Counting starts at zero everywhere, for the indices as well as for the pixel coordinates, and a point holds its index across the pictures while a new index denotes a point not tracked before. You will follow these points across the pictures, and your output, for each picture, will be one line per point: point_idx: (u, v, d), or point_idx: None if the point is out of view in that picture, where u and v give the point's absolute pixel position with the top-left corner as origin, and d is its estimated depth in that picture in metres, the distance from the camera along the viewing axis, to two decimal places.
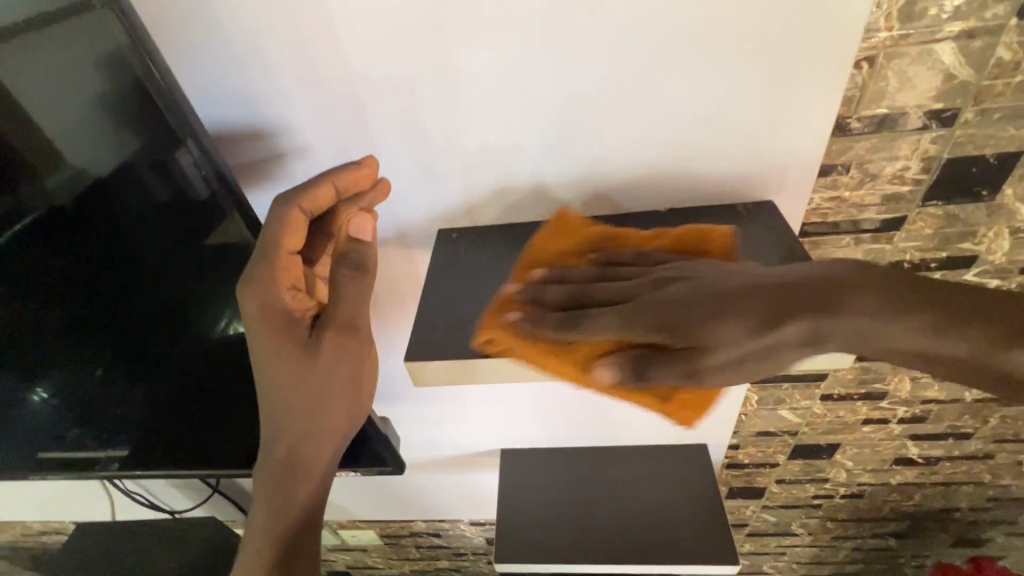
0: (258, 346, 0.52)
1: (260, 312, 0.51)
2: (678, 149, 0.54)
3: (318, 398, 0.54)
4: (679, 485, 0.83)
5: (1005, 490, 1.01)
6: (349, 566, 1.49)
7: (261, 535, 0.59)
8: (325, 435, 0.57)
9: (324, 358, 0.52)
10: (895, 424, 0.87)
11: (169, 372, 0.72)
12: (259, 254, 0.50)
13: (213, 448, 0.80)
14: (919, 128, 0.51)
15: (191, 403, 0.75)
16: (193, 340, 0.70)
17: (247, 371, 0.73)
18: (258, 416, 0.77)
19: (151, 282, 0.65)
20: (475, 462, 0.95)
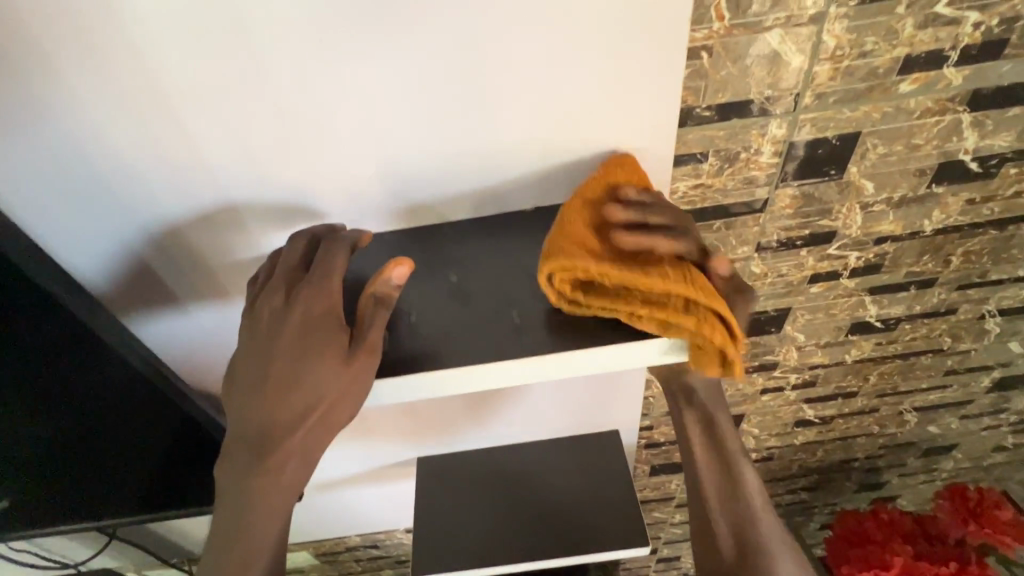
0: (268, 347, 0.48)
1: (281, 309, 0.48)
2: (533, 146, 0.52)
3: (307, 410, 0.47)
4: (596, 473, 0.83)
5: (893, 437, 1.10)
6: None
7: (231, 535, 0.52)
8: (313, 442, 0.49)
9: (336, 374, 0.46)
10: (790, 390, 0.92)
11: (20, 436, 0.63)
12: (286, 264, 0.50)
13: (95, 502, 0.73)
14: (765, 114, 0.52)
15: (55, 460, 0.67)
16: (44, 399, 0.60)
17: (120, 417, 0.65)
18: (143, 458, 0.70)
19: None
20: (395, 473, 0.93)
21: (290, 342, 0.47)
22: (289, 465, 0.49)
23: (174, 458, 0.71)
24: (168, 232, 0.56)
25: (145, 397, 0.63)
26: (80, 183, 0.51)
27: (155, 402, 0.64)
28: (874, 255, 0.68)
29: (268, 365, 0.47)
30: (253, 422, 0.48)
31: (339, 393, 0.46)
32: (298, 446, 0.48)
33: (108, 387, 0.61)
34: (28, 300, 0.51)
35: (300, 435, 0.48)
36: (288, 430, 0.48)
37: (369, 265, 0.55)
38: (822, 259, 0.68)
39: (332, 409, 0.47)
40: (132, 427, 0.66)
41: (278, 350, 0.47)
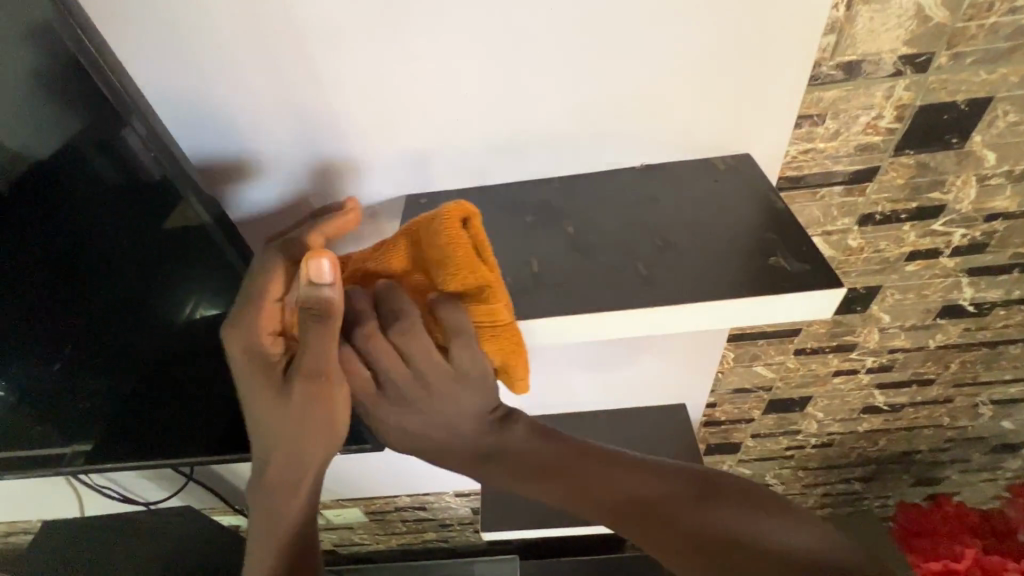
0: (248, 396, 0.49)
1: (244, 358, 0.47)
2: (654, 103, 0.50)
3: (300, 439, 0.49)
4: (663, 443, 0.84)
5: (962, 431, 1.06)
6: (335, 544, 1.49)
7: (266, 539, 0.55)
8: (319, 461, 0.52)
9: (308, 407, 0.47)
10: (864, 374, 0.89)
11: (141, 357, 0.69)
12: (244, 300, 0.47)
13: (185, 439, 0.77)
14: (894, 75, 0.50)
15: (166, 386, 0.72)
16: (169, 320, 0.66)
17: (227, 347, 0.69)
18: (233, 399, 0.73)
19: (116, 266, 0.61)
20: None
21: (253, 378, 0.48)
22: (304, 483, 0.53)
23: None
24: (269, 162, 0.55)
25: None
26: (208, 120, 0.52)
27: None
28: (980, 233, 0.65)
29: (253, 410, 0.49)
30: (262, 452, 0.51)
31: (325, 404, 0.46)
32: (307, 465, 0.51)
33: (222, 313, 0.65)
34: (166, 220, 0.57)
35: (301, 459, 0.51)
36: (295, 447, 0.50)
37: None
38: (925, 235, 0.65)
39: (324, 437, 0.50)
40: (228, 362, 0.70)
41: (254, 396, 0.48)
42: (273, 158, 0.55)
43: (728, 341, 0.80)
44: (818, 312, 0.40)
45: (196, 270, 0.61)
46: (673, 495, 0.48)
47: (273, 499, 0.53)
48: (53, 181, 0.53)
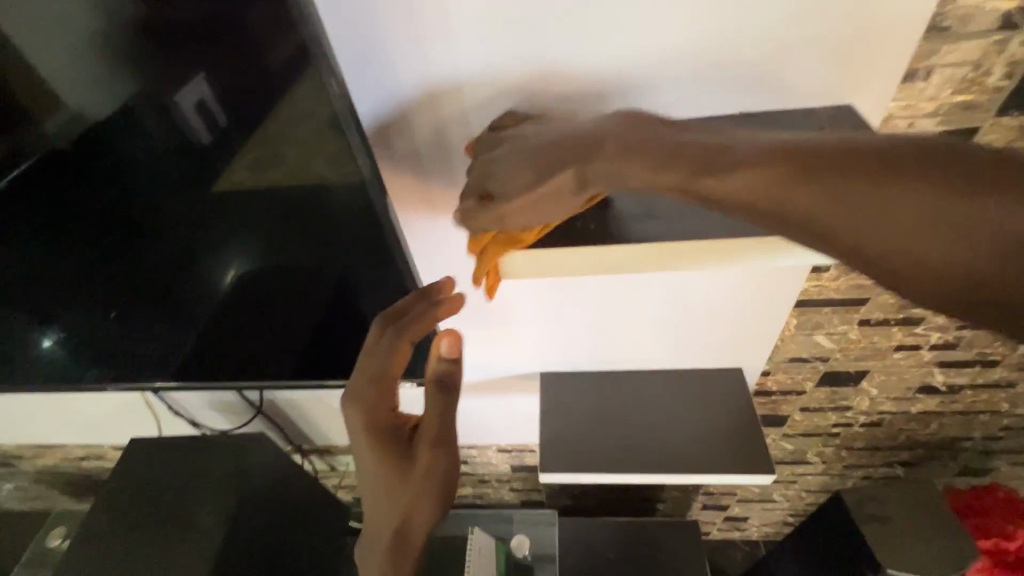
0: (367, 457, 0.63)
1: (369, 424, 0.63)
2: (770, 44, 0.51)
3: (411, 501, 0.62)
4: (717, 405, 0.86)
5: (1020, 418, 1.05)
6: None
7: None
8: (428, 519, 0.63)
9: (423, 464, 0.62)
10: (927, 350, 0.89)
11: (231, 293, 0.72)
12: (372, 378, 0.62)
13: (259, 371, 0.82)
14: (1010, 29, 0.50)
15: (251, 322, 0.76)
16: (259, 260, 0.69)
17: (311, 290, 0.71)
18: (293, 343, 0.78)
19: (214, 204, 0.63)
20: (513, 386, 0.98)
21: (378, 445, 0.63)
22: (411, 537, 0.63)
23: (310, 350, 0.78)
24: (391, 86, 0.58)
25: (294, 283, 0.71)
26: (347, 36, 0.55)
27: (340, 278, 0.69)
28: None
29: (373, 468, 0.62)
30: (380, 509, 0.63)
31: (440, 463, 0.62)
32: (420, 519, 0.62)
33: (308, 256, 0.68)
34: (214, 181, 0.61)
35: (413, 518, 0.62)
36: (415, 501, 0.62)
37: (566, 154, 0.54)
38: None
39: (432, 496, 0.62)
40: (278, 313, 0.74)
41: (376, 454, 0.63)
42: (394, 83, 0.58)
43: (793, 307, 0.81)
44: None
45: (286, 213, 0.63)
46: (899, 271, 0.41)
47: (386, 549, 0.63)
48: (115, 144, 0.59)
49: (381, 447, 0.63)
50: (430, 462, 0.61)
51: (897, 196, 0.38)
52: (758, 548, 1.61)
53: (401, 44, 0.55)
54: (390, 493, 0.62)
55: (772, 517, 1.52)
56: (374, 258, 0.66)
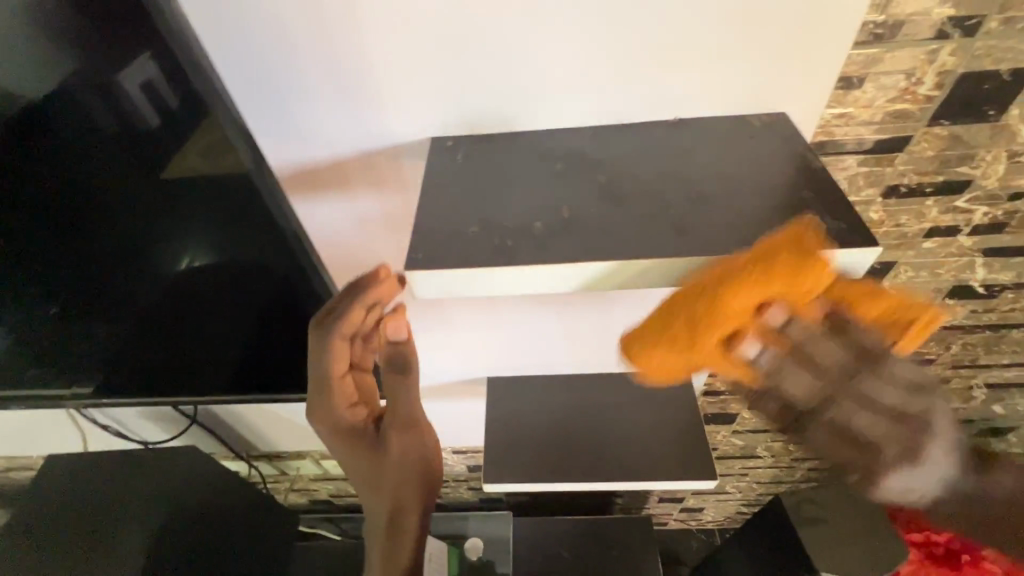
0: (345, 457, 0.68)
1: (330, 428, 0.65)
2: (706, 49, 0.48)
3: (400, 482, 0.68)
4: (663, 410, 0.85)
5: (954, 412, 1.09)
6: (331, 494, 1.52)
7: (383, 559, 0.70)
8: (420, 492, 0.69)
9: (396, 450, 0.67)
10: None
11: (145, 304, 0.67)
12: (316, 384, 0.61)
13: (190, 383, 0.77)
14: (940, 37, 0.49)
15: (170, 334, 0.71)
16: (173, 273, 0.64)
17: (231, 301, 0.67)
18: (236, 347, 0.72)
19: (116, 212, 0.58)
20: (463, 390, 0.95)
21: (348, 444, 0.66)
22: (405, 516, 0.69)
23: (257, 354, 0.73)
24: (292, 92, 0.51)
25: (239, 284, 0.64)
26: (232, 41, 0.48)
27: (260, 289, 0.64)
28: (1002, 213, 0.65)
29: (356, 464, 0.68)
30: (376, 500, 0.69)
31: (415, 439, 0.68)
32: (410, 500, 0.68)
33: (223, 266, 0.63)
34: (162, 169, 0.54)
35: (403, 495, 0.68)
36: (402, 487, 0.68)
37: (494, 160, 0.49)
38: (947, 211, 0.65)
39: (414, 471, 0.68)
40: (229, 313, 0.68)
41: (355, 454, 0.67)
42: (295, 91, 0.51)
43: None
44: (853, 271, 0.39)
45: (195, 221, 0.58)
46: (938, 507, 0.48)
47: (382, 532, 0.70)
48: (47, 125, 0.52)
49: (352, 446, 0.66)
50: (400, 444, 0.67)
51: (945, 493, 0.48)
52: (713, 537, 1.65)
53: (297, 46, 0.48)
54: (374, 486, 0.68)
55: (727, 507, 1.55)
56: (292, 269, 0.61)
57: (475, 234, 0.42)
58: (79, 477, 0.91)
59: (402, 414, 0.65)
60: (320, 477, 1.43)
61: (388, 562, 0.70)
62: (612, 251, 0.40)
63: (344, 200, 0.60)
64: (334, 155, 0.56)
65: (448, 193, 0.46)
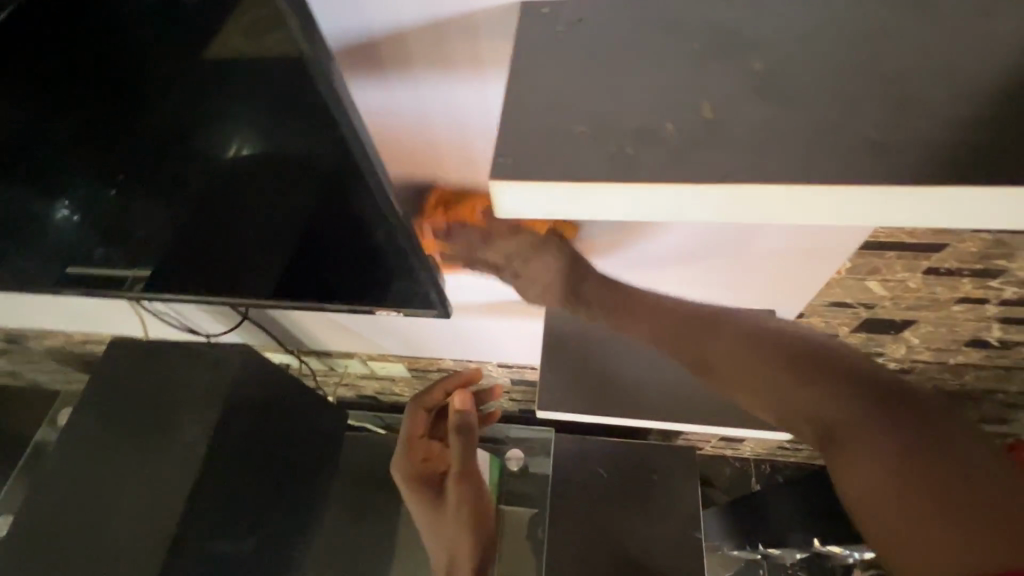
0: (421, 528, 0.89)
1: (414, 500, 0.91)
2: None
3: (455, 544, 0.84)
4: None
5: None
6: (376, 391, 1.57)
7: (438, 551, 0.87)
8: (466, 534, 0.83)
9: (453, 489, 0.86)
10: (992, 305, 0.77)
11: (189, 196, 0.62)
12: (405, 447, 0.94)
13: (248, 281, 0.74)
14: None
15: (216, 231, 0.66)
16: (216, 163, 0.57)
17: (278, 200, 0.60)
18: (294, 249, 0.67)
19: (145, 88, 0.50)
20: (518, 309, 0.89)
21: (422, 510, 0.90)
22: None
23: (314, 260, 0.69)
24: None
25: (291, 187, 0.57)
26: None
27: (306, 189, 0.57)
28: None
29: (431, 540, 0.88)
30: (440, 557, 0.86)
31: (468, 501, 0.86)
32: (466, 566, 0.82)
33: (265, 160, 0.55)
34: (206, 48, 0.45)
35: (456, 558, 0.83)
36: (456, 529, 0.84)
37: (604, 38, 0.36)
38: None
39: (466, 528, 0.84)
40: (282, 218, 0.62)
41: (429, 537, 0.88)
42: None
43: (852, 252, 0.68)
44: None
45: (232, 103, 0.49)
46: (852, 418, 0.46)
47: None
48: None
49: (422, 500, 0.90)
50: (456, 490, 0.86)
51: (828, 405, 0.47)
52: (748, 467, 1.64)
53: None
54: (436, 545, 0.87)
55: (769, 442, 1.52)
56: (340, 169, 0.52)
57: (582, 137, 0.32)
58: (137, 363, 0.91)
59: (459, 474, 0.86)
60: (366, 376, 1.46)
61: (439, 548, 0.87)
62: (773, 170, 0.29)
63: (404, 85, 0.50)
64: (394, 26, 0.45)
65: (544, 79, 0.35)
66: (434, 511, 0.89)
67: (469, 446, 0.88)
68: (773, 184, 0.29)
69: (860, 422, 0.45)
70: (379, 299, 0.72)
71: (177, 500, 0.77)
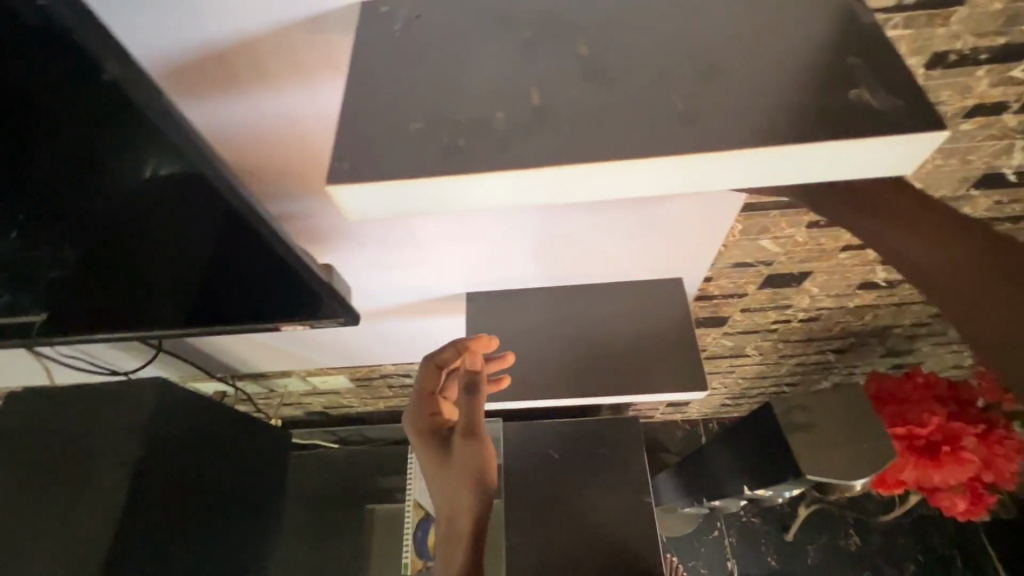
0: (428, 476, 0.65)
1: (420, 439, 0.67)
2: None
3: (457, 494, 0.60)
4: (656, 318, 0.80)
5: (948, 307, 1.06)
6: (323, 406, 1.53)
7: (443, 525, 0.62)
8: (470, 487, 0.59)
9: (462, 444, 0.61)
10: (872, 249, 0.84)
11: (93, 229, 0.57)
12: (420, 392, 0.70)
13: (157, 304, 0.69)
14: None
15: (128, 257, 0.62)
16: (117, 195, 0.53)
17: (187, 224, 0.57)
18: (204, 266, 0.64)
19: (20, 132, 0.45)
20: (442, 306, 0.89)
21: (429, 455, 0.65)
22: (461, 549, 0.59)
23: (220, 278, 0.66)
24: None
25: (204, 208, 0.53)
26: None
27: (207, 215, 0.54)
28: None
29: (437, 496, 0.63)
30: (447, 515, 0.61)
31: (479, 454, 0.61)
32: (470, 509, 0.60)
33: (170, 189, 0.51)
34: (104, 88, 0.39)
35: (455, 525, 0.61)
36: (455, 478, 0.60)
37: (438, 34, 0.37)
38: (997, 85, 0.54)
39: (473, 461, 0.60)
40: (197, 235, 0.58)
41: (433, 490, 0.64)
42: None
43: (738, 214, 0.72)
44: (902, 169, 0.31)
45: (128, 144, 0.45)
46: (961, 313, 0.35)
47: (444, 553, 0.61)
48: None
49: (427, 450, 0.65)
50: (464, 450, 0.61)
51: (967, 317, 0.34)
52: (697, 427, 1.72)
53: None
54: (438, 500, 0.63)
55: (712, 401, 1.59)
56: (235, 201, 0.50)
57: (416, 134, 0.32)
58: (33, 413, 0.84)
59: (463, 425, 0.62)
60: (309, 392, 1.42)
61: (447, 530, 0.62)
62: (595, 154, 0.31)
63: (266, 96, 0.49)
64: (237, 35, 0.43)
65: (381, 79, 0.35)
66: (438, 462, 0.64)
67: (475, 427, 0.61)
68: (592, 164, 0.30)
69: (937, 281, 0.36)
70: (275, 314, 0.70)
71: (98, 550, 0.72)
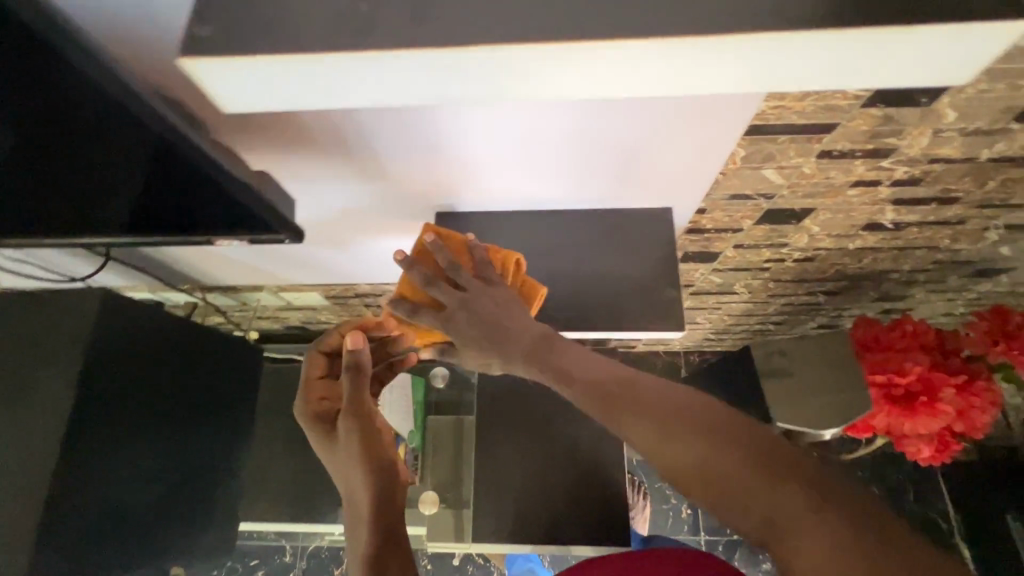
0: (331, 467, 0.72)
1: (314, 430, 0.74)
2: None
3: (361, 481, 0.66)
4: (637, 253, 0.74)
5: (953, 254, 1.00)
6: (300, 321, 1.50)
7: (357, 505, 0.66)
8: (366, 481, 0.65)
9: (346, 442, 0.68)
10: (885, 187, 0.76)
11: None
12: (304, 382, 0.78)
13: (76, 218, 0.62)
14: None
15: (34, 172, 0.53)
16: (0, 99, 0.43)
17: (82, 139, 0.48)
18: (118, 183, 0.56)
19: None
20: (411, 227, 0.82)
21: (323, 442, 0.73)
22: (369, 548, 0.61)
23: (140, 193, 0.58)
24: None
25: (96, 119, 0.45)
26: None
27: (112, 124, 0.46)
28: None
29: (342, 486, 0.70)
30: (360, 510, 0.65)
31: (368, 446, 0.67)
32: (372, 529, 0.63)
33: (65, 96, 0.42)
34: None
35: (358, 522, 0.65)
36: (349, 472, 0.67)
37: None
38: None
39: (371, 464, 0.66)
40: (96, 152, 0.50)
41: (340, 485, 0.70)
42: None
43: (741, 138, 0.63)
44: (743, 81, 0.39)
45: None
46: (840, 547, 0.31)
47: (356, 545, 0.63)
48: None
49: (324, 435, 0.73)
50: (349, 438, 0.68)
51: (784, 502, 0.33)
52: (678, 358, 1.72)
53: None
54: (343, 479, 0.69)
55: (695, 334, 1.58)
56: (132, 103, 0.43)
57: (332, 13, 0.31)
58: None
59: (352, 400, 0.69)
60: (284, 307, 1.39)
61: (355, 530, 0.65)
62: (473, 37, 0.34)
63: None
64: None
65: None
66: (330, 449, 0.72)
67: (361, 389, 0.69)
68: None
69: (768, 495, 0.33)
70: (207, 229, 0.63)
71: (47, 459, 0.71)
